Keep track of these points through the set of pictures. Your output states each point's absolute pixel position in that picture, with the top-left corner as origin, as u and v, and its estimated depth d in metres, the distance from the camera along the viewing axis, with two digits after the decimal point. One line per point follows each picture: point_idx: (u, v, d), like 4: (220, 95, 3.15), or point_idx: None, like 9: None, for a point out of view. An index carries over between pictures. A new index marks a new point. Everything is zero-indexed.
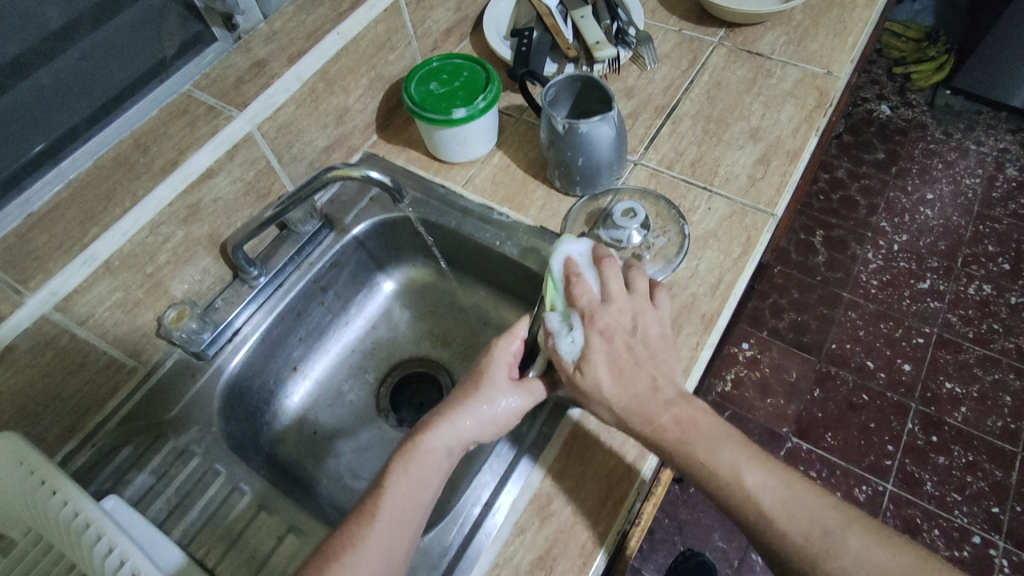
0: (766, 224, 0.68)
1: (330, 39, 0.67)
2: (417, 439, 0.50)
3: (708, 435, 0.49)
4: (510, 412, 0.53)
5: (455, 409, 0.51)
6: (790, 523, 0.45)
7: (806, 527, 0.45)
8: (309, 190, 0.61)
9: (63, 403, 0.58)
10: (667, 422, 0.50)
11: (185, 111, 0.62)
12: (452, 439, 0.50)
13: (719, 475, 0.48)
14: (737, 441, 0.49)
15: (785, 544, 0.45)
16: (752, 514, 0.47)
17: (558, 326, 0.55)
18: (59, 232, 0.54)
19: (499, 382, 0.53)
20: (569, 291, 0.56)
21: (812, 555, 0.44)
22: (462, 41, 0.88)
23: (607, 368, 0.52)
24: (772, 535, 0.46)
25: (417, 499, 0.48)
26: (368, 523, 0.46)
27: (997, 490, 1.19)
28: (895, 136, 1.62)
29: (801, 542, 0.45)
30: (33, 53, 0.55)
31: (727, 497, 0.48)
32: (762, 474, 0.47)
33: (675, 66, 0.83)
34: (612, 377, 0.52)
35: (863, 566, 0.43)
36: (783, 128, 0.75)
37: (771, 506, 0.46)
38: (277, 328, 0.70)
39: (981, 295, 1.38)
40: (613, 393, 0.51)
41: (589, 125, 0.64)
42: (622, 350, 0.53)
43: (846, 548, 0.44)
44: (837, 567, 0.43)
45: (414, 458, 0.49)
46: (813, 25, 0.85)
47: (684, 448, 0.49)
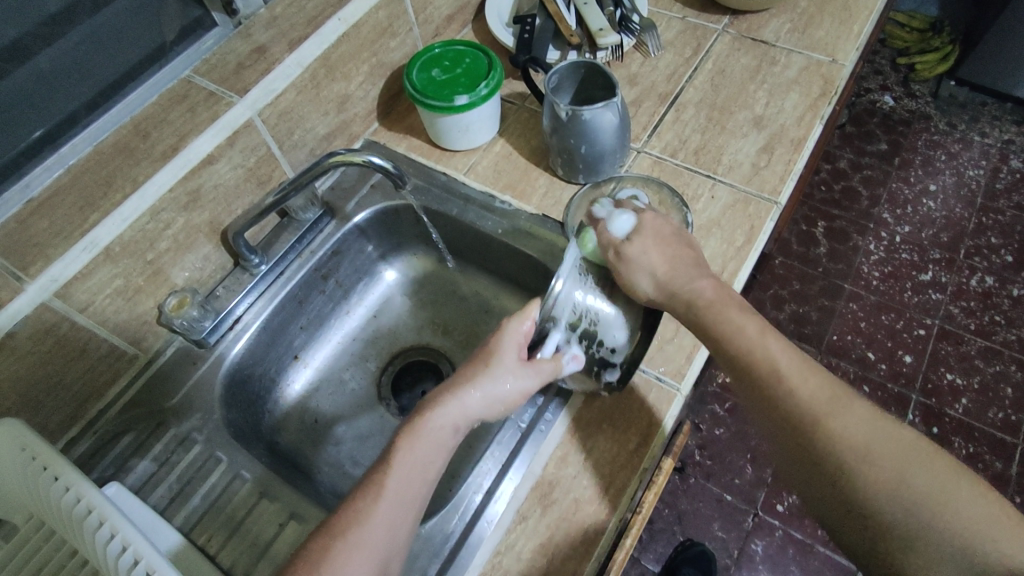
0: (770, 213, 0.67)
1: (331, 25, 0.67)
2: (422, 416, 0.49)
3: (735, 308, 0.53)
4: (518, 392, 0.51)
5: (461, 386, 0.50)
6: (802, 383, 0.48)
7: (815, 388, 0.48)
8: (309, 176, 0.60)
9: (64, 390, 0.58)
10: (704, 287, 0.54)
11: (185, 96, 0.61)
12: (457, 417, 0.49)
13: (741, 333, 0.51)
14: (762, 317, 0.53)
15: (794, 402, 0.48)
16: (767, 371, 0.49)
17: (609, 213, 0.60)
18: (59, 218, 0.54)
19: (508, 360, 0.51)
20: (619, 202, 0.62)
21: (818, 415, 0.47)
22: (464, 27, 0.87)
23: (653, 243, 0.56)
24: (782, 398, 0.48)
25: (421, 478, 0.47)
26: (371, 503, 0.45)
27: (996, 481, 1.19)
28: (898, 127, 1.61)
29: (809, 399, 0.48)
30: (33, 38, 0.54)
31: (745, 356, 0.51)
32: (783, 344, 0.51)
33: (678, 53, 0.83)
34: (660, 254, 0.56)
35: (866, 429, 0.46)
36: (788, 117, 0.75)
37: (786, 367, 0.49)
38: (278, 316, 0.70)
39: (983, 287, 1.38)
40: (659, 267, 0.55)
41: (592, 111, 0.64)
42: (665, 235, 0.57)
43: (852, 414, 0.47)
44: (834, 427, 0.46)
45: (418, 436, 0.48)
46: (819, 12, 0.84)
47: (712, 309, 0.53)
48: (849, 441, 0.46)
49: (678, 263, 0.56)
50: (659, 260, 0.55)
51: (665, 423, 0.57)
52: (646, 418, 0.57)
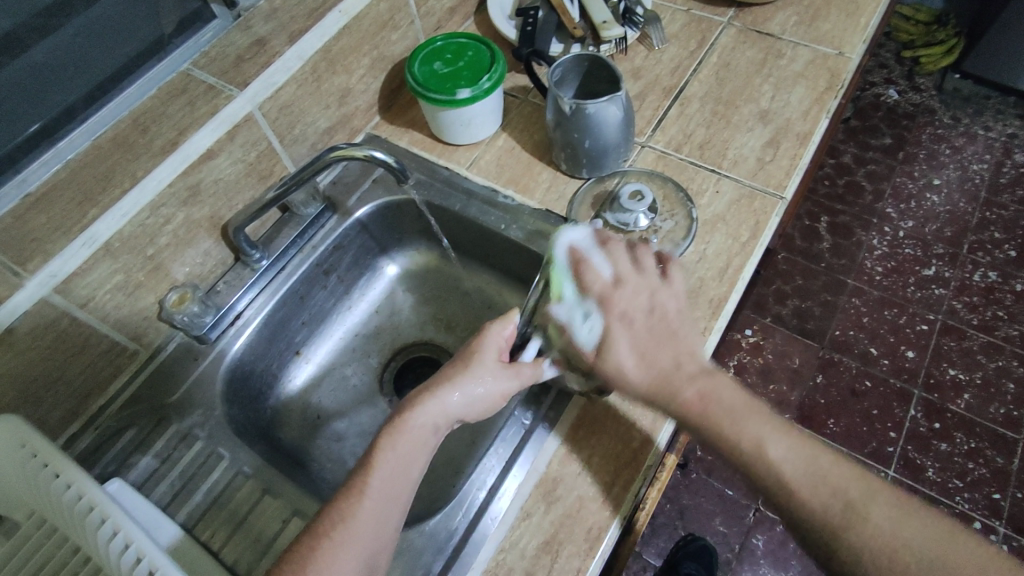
0: (775, 208, 0.67)
1: (332, 17, 0.66)
2: (404, 414, 0.49)
3: (731, 411, 0.50)
4: (497, 393, 0.52)
5: (442, 385, 0.51)
6: (814, 495, 0.46)
7: (827, 499, 0.46)
8: (311, 171, 0.59)
9: (64, 386, 0.57)
10: (691, 394, 0.51)
11: (185, 89, 0.60)
12: (438, 416, 0.50)
13: (743, 448, 0.49)
14: (759, 412, 0.50)
15: (809, 515, 0.46)
16: (775, 485, 0.48)
17: (572, 312, 0.57)
18: (57, 213, 0.53)
19: (486, 361, 0.52)
20: (578, 272, 0.58)
21: (836, 530, 0.45)
22: (466, 20, 0.86)
23: (629, 353, 0.53)
24: (796, 515, 0.47)
25: (403, 475, 0.47)
26: (358, 499, 0.45)
27: (998, 477, 1.19)
28: (902, 121, 1.60)
29: (824, 513, 0.46)
30: (25, 30, 0.53)
31: (751, 467, 0.49)
32: (786, 443, 0.49)
33: (683, 46, 0.82)
34: (636, 359, 0.53)
35: (889, 532, 0.45)
36: (794, 111, 0.74)
37: (794, 475, 0.47)
38: (279, 312, 0.70)
39: (986, 282, 1.37)
40: (638, 375, 0.52)
41: (596, 106, 0.63)
42: (642, 332, 0.54)
43: (870, 519, 0.45)
44: (861, 535, 0.45)
45: (401, 434, 0.48)
46: (825, 5, 0.83)
47: (707, 420, 0.50)
48: (873, 553, 0.44)
49: (660, 364, 0.52)
50: (639, 371, 0.52)
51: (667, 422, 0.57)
52: (651, 415, 0.57)
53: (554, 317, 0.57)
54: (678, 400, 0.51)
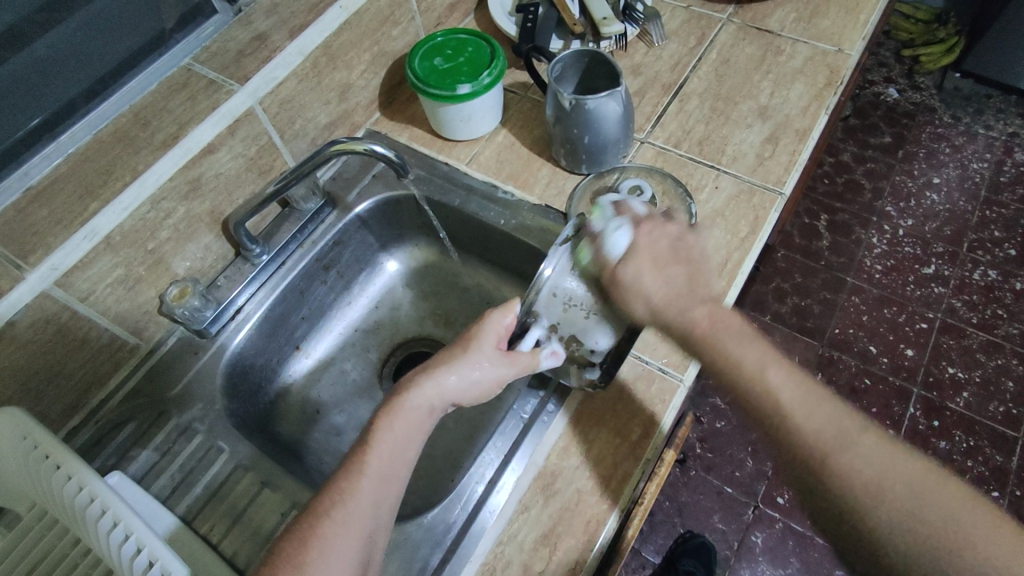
0: (774, 203, 0.67)
1: (333, 12, 0.66)
2: (401, 395, 0.50)
3: (734, 334, 0.50)
4: (493, 379, 0.52)
5: (440, 368, 0.51)
6: (809, 418, 0.45)
7: (822, 423, 0.44)
8: (312, 164, 0.60)
9: (65, 379, 0.58)
10: (700, 315, 0.51)
11: (185, 84, 0.61)
12: (434, 398, 0.50)
13: (741, 366, 0.48)
14: (765, 345, 0.50)
15: (799, 440, 0.44)
16: (769, 407, 0.46)
17: (605, 223, 0.54)
18: (59, 207, 0.53)
19: (484, 345, 0.52)
20: (617, 208, 0.57)
21: (826, 453, 0.43)
22: (466, 17, 0.86)
23: (648, 266, 0.52)
24: (786, 430, 0.45)
25: (398, 456, 0.48)
26: (356, 479, 0.46)
27: (996, 475, 1.19)
28: (902, 120, 1.60)
29: (816, 435, 0.44)
30: (29, 23, 0.54)
31: (747, 388, 0.48)
32: (785, 374, 0.47)
33: (682, 43, 0.82)
34: (653, 275, 0.52)
35: (877, 462, 0.42)
36: (793, 107, 0.74)
37: (790, 399, 0.46)
38: (279, 306, 0.70)
39: (986, 280, 1.37)
40: (654, 289, 0.52)
41: (596, 101, 0.63)
42: (664, 249, 0.53)
43: (861, 448, 0.43)
44: (841, 461, 0.43)
45: (398, 414, 0.49)
46: (824, 2, 0.83)
47: (710, 340, 0.50)
48: (858, 480, 0.42)
49: (677, 286, 0.52)
50: (655, 288, 0.52)
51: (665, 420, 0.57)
52: (649, 409, 0.57)
53: (588, 226, 0.55)
54: (686, 319, 0.51)
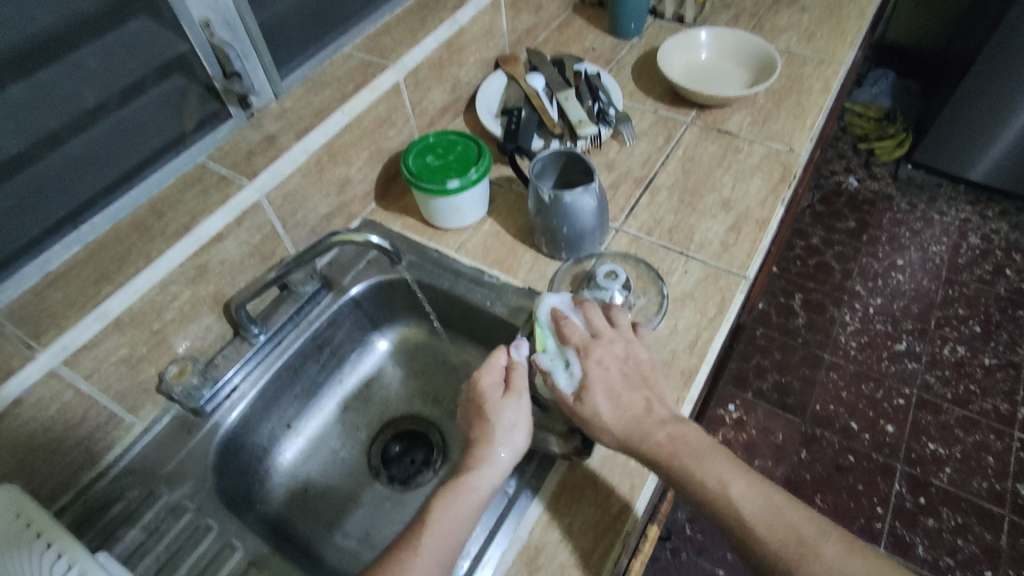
0: (739, 286, 0.73)
1: (335, 117, 0.74)
2: (462, 477, 0.53)
3: (694, 453, 0.54)
4: (524, 427, 0.57)
5: (490, 446, 0.55)
6: (771, 532, 0.50)
7: (782, 536, 0.49)
8: (312, 253, 0.65)
9: (61, 457, 0.59)
10: (661, 438, 0.55)
11: (199, 179, 0.68)
12: (492, 476, 0.54)
13: (706, 484, 0.53)
14: (721, 458, 0.54)
15: (767, 553, 0.49)
16: (734, 522, 0.51)
17: (551, 361, 0.61)
18: (74, 291, 0.58)
19: (521, 414, 0.57)
20: (559, 330, 0.63)
21: (789, 565, 0.48)
22: (456, 118, 0.95)
23: (603, 398, 0.58)
24: (751, 545, 0.50)
25: (462, 534, 0.51)
26: (412, 555, 0.49)
27: (988, 553, 1.19)
28: (864, 206, 1.71)
29: (778, 549, 0.49)
30: (67, 128, 0.58)
31: (713, 503, 0.52)
32: (744, 486, 0.52)
33: (651, 142, 0.91)
34: (610, 406, 0.57)
35: (836, 567, 0.47)
36: (752, 199, 0.82)
37: (751, 514, 0.51)
38: (274, 385, 0.72)
39: (955, 356, 1.43)
40: (613, 420, 0.57)
41: (572, 196, 0.70)
42: (617, 375, 0.59)
43: (820, 555, 0.48)
44: (805, 573, 0.48)
45: (458, 496, 0.52)
46: (775, 108, 0.93)
47: (674, 461, 0.54)
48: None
49: (637, 409, 0.57)
50: (618, 425, 0.56)
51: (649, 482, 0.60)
52: (629, 481, 0.60)
53: (536, 363, 0.62)
54: (649, 444, 0.55)
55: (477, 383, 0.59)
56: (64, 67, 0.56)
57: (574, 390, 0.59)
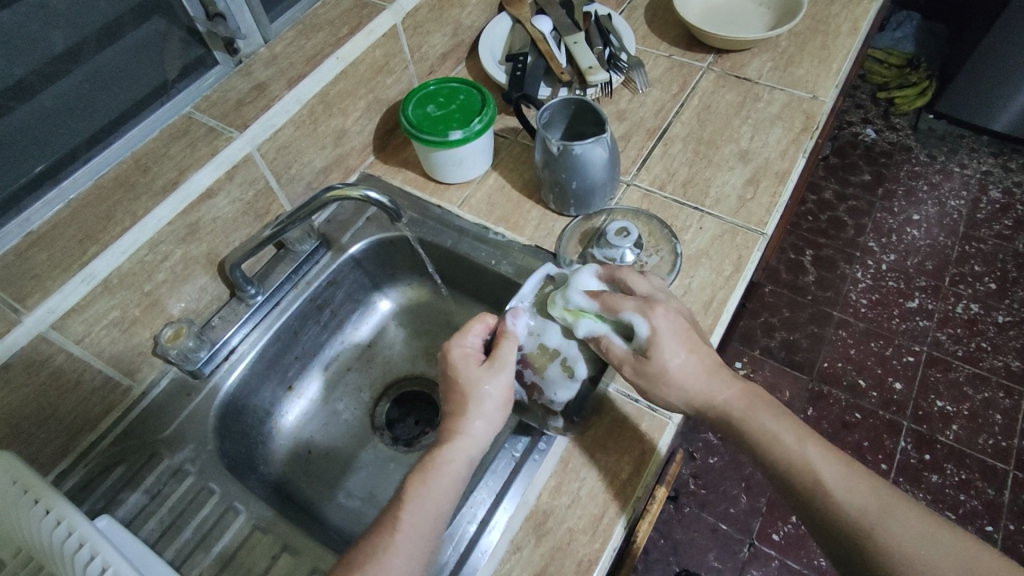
0: (757, 243, 0.69)
1: (330, 63, 0.69)
2: (438, 452, 0.51)
3: (763, 407, 0.53)
4: (500, 398, 0.53)
5: (465, 418, 0.52)
6: (851, 496, 0.48)
7: (862, 501, 0.48)
8: (307, 210, 0.61)
9: (58, 421, 0.57)
10: (728, 395, 0.53)
11: (186, 131, 0.63)
12: (468, 449, 0.52)
13: (783, 444, 0.51)
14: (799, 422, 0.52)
15: (843, 515, 0.48)
16: (809, 483, 0.49)
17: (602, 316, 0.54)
18: (58, 251, 0.55)
19: (499, 385, 0.53)
20: (608, 301, 0.54)
21: (867, 527, 0.47)
22: (458, 65, 0.90)
23: (672, 352, 0.53)
24: (824, 508, 0.49)
25: (439, 512, 0.49)
26: (389, 534, 0.47)
27: (990, 508, 1.19)
28: (881, 159, 1.65)
29: (857, 512, 0.47)
30: (37, 76, 0.55)
31: (785, 461, 0.51)
32: (822, 449, 0.51)
33: (665, 90, 0.86)
34: (681, 362, 0.53)
35: (913, 535, 0.46)
36: (771, 151, 0.77)
37: (831, 475, 0.49)
38: (273, 346, 0.71)
39: (968, 313, 1.40)
40: (682, 377, 0.53)
41: (582, 146, 0.66)
42: (676, 345, 0.53)
43: (903, 520, 0.46)
44: (887, 535, 0.46)
45: (432, 471, 0.50)
46: (798, 52, 0.88)
47: (746, 417, 0.53)
48: (902, 553, 0.45)
49: (702, 369, 0.53)
50: (683, 394, 0.53)
51: (665, 435, 0.58)
52: (639, 446, 0.58)
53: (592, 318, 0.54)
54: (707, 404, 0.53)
55: (453, 353, 0.55)
56: (26, 7, 0.53)
57: (643, 345, 0.53)
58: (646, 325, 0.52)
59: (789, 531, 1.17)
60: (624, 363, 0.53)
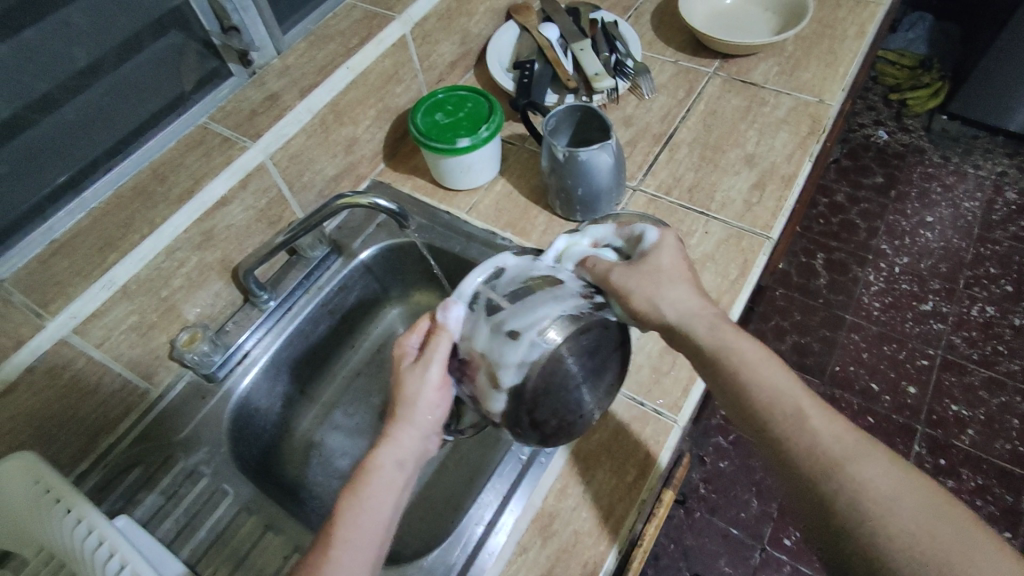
0: (763, 247, 0.70)
1: (340, 73, 0.70)
2: (369, 462, 0.48)
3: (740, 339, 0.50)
4: (434, 398, 0.50)
5: (397, 425, 0.49)
6: (830, 428, 0.44)
7: (840, 433, 0.44)
8: (319, 217, 0.62)
9: (78, 424, 0.59)
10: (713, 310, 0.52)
11: (201, 141, 0.65)
12: (403, 454, 0.48)
13: (765, 372, 0.47)
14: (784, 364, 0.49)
15: (818, 446, 0.43)
16: (788, 412, 0.45)
17: (534, 322, 0.46)
18: (78, 259, 0.57)
19: (428, 387, 0.50)
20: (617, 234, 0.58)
21: (841, 458, 0.42)
22: (466, 73, 0.91)
23: (669, 259, 0.54)
24: (801, 437, 0.44)
25: (378, 521, 0.46)
26: (323, 552, 0.44)
27: (1008, 515, 1.17)
28: (893, 161, 1.64)
29: (831, 443, 0.43)
30: (60, 89, 0.57)
31: (767, 389, 0.47)
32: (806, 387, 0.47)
33: (672, 95, 0.86)
34: (673, 265, 0.54)
35: (887, 475, 0.41)
36: (777, 155, 0.78)
37: (810, 408, 0.45)
38: (286, 351, 0.72)
39: (984, 317, 1.38)
40: (677, 280, 0.53)
41: (587, 153, 0.67)
42: (666, 269, 0.53)
43: (879, 459, 0.42)
44: (860, 469, 0.42)
45: (363, 481, 0.47)
46: (805, 56, 0.88)
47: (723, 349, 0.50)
48: (874, 496, 0.40)
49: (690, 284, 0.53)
50: (667, 302, 0.52)
51: (669, 439, 0.59)
52: (645, 448, 0.59)
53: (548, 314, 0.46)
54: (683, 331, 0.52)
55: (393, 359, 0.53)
56: (50, 25, 0.55)
57: (642, 251, 0.55)
58: (652, 236, 0.55)
59: (800, 536, 1.17)
60: (611, 270, 0.54)
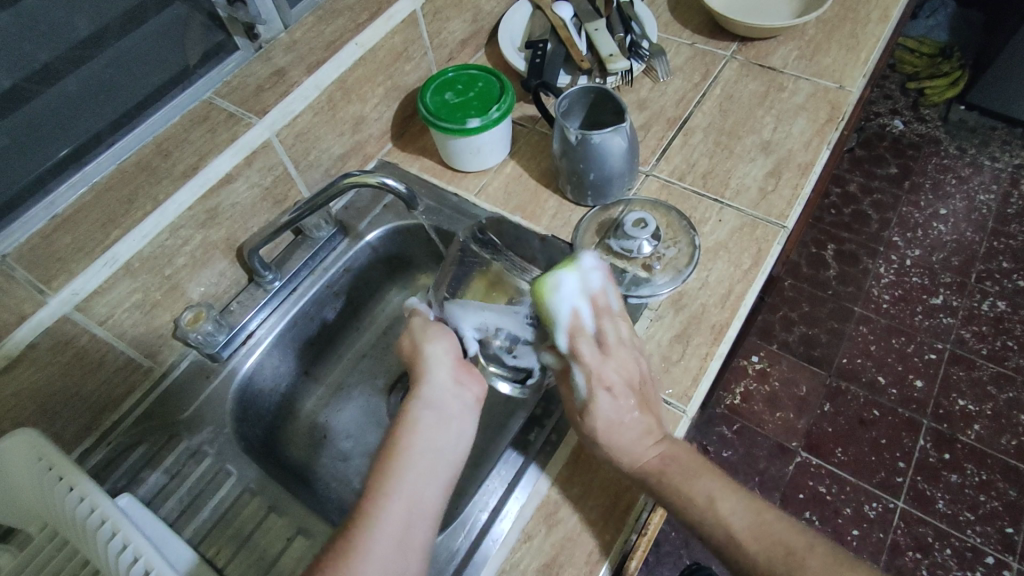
0: (777, 236, 0.68)
1: (348, 49, 0.69)
2: (401, 412, 0.49)
3: (682, 468, 0.51)
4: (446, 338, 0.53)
5: (418, 372, 0.52)
6: (757, 545, 0.47)
7: (768, 547, 0.47)
8: (325, 197, 0.61)
9: (81, 400, 0.59)
10: (651, 455, 0.52)
11: (206, 117, 0.63)
12: (430, 391, 0.50)
13: (693, 500, 0.50)
14: (710, 474, 0.51)
15: (754, 565, 0.47)
16: (722, 539, 0.49)
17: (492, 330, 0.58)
18: (81, 234, 0.56)
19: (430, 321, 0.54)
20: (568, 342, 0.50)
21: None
22: (477, 51, 0.89)
23: (610, 418, 0.52)
24: (739, 558, 0.48)
25: (419, 459, 0.46)
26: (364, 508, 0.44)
27: (1011, 510, 1.16)
28: (907, 151, 1.61)
29: (766, 563, 0.47)
30: (61, 61, 0.56)
31: (701, 523, 0.50)
32: (734, 500, 0.50)
33: (687, 78, 0.84)
34: (616, 424, 0.52)
35: None
36: (795, 142, 0.76)
37: (739, 530, 0.48)
38: (290, 332, 0.71)
39: (994, 312, 1.37)
40: (616, 441, 0.52)
41: (601, 135, 0.65)
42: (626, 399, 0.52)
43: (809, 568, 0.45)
44: None
45: (397, 432, 0.48)
46: (825, 40, 0.85)
47: (661, 481, 0.51)
48: None
49: (633, 433, 0.52)
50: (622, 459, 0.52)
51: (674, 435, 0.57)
52: None
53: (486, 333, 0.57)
54: (636, 468, 0.52)
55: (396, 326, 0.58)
56: None
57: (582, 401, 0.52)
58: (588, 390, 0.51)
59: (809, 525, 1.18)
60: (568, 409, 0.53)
